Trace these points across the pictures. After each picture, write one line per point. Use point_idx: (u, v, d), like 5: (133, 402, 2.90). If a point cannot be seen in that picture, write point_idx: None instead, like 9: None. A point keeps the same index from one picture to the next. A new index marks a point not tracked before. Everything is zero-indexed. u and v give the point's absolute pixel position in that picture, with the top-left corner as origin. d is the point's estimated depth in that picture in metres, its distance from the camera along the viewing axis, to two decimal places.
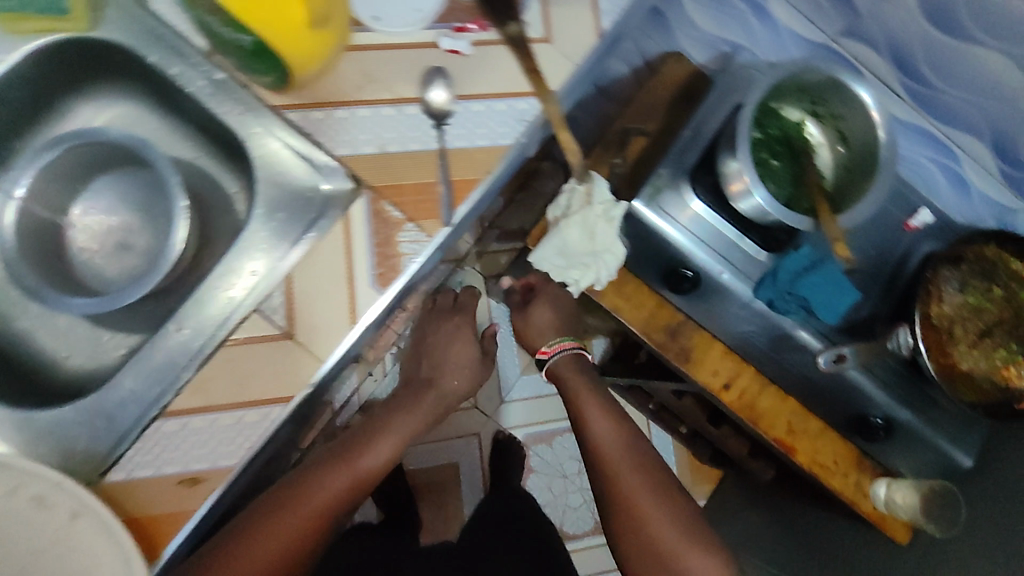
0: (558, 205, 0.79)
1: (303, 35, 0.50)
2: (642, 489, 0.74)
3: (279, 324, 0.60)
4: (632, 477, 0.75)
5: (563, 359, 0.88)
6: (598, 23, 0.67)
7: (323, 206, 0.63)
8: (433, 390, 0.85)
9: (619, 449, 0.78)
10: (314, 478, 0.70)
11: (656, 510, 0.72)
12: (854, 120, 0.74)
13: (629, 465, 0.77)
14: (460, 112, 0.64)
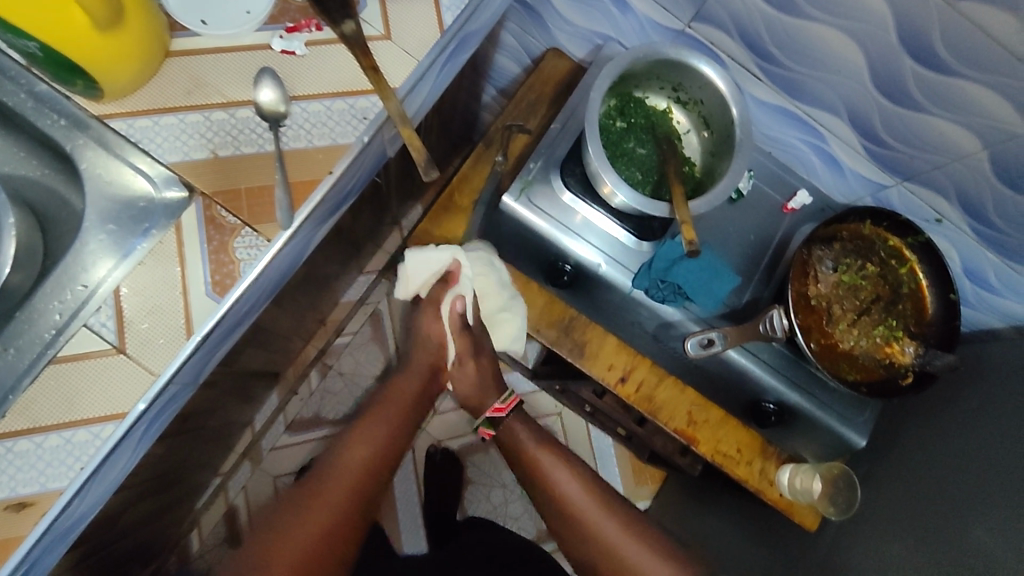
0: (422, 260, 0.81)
1: (70, 31, 0.51)
2: (574, 479, 0.79)
3: (109, 337, 0.57)
4: (614, 528, 0.75)
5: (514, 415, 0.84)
6: (440, 18, 0.67)
7: (155, 212, 0.61)
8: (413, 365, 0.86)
9: (542, 450, 0.81)
10: (297, 522, 0.68)
11: (564, 481, 0.78)
12: (711, 104, 0.74)
13: (547, 455, 0.81)
14: (297, 112, 0.63)
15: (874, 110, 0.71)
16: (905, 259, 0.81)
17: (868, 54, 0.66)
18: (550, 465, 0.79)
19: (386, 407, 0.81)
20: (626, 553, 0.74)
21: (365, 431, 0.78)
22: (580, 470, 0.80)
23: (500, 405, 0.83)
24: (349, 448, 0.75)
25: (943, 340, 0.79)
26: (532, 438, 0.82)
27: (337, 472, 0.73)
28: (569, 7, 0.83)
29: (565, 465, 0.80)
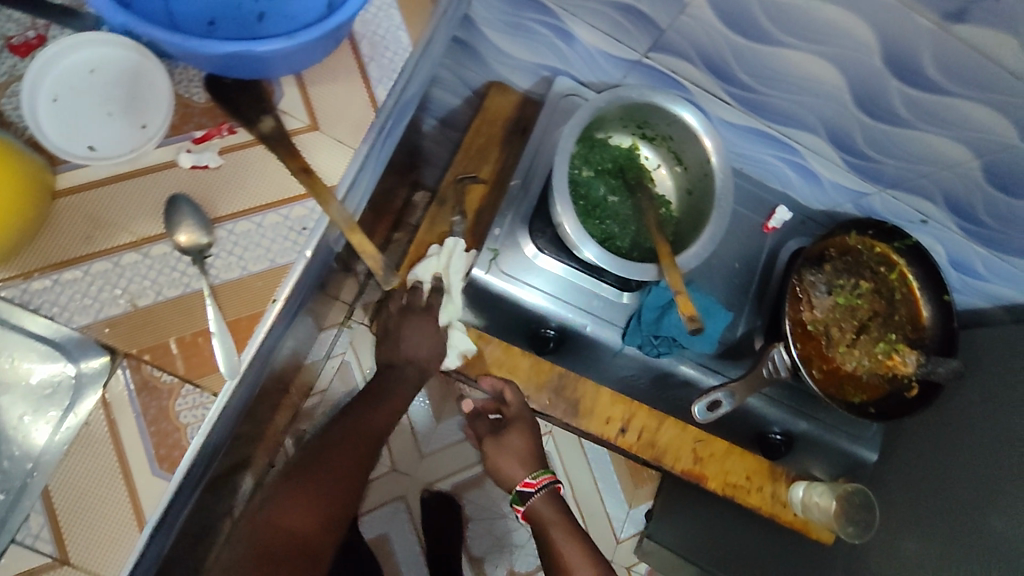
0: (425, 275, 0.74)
1: None
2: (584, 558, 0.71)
3: (46, 549, 0.48)
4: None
5: (542, 496, 0.76)
6: (372, 93, 0.59)
7: (73, 390, 0.50)
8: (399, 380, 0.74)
9: (557, 519, 0.75)
10: (290, 506, 0.58)
11: (577, 555, 0.71)
12: (682, 140, 0.68)
13: (561, 526, 0.74)
14: (223, 236, 0.53)
15: (856, 127, 0.66)
16: (894, 265, 0.78)
17: (848, 75, 0.60)
18: (565, 542, 0.73)
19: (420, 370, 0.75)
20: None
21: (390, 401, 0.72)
22: (600, 564, 0.71)
23: (530, 481, 0.77)
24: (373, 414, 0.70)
25: (943, 345, 0.76)
26: (554, 515, 0.76)
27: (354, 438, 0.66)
28: (508, 41, 0.75)
29: (586, 559, 0.72)
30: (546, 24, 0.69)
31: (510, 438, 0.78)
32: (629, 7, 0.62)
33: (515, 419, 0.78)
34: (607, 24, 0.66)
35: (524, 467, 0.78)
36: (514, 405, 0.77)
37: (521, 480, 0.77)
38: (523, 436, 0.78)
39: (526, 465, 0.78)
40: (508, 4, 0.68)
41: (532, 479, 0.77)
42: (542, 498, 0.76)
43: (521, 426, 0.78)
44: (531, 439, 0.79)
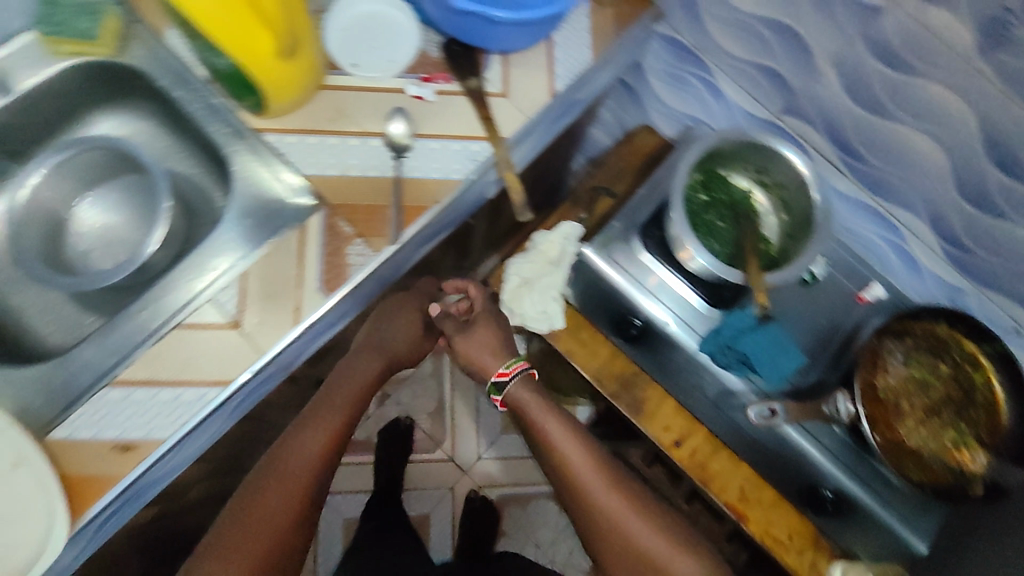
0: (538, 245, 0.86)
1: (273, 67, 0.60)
2: (578, 445, 0.76)
3: (228, 313, 0.63)
4: (612, 494, 0.73)
5: (520, 382, 0.79)
6: (552, 84, 0.76)
7: (286, 218, 0.68)
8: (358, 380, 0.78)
9: (540, 403, 0.78)
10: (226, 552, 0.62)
11: (571, 443, 0.75)
12: (792, 188, 0.79)
13: (547, 410, 0.78)
14: (417, 147, 0.71)
15: (956, 212, 0.74)
16: (980, 366, 0.79)
17: (951, 156, 0.69)
18: (560, 439, 0.75)
19: (374, 358, 0.80)
20: (614, 508, 0.72)
21: (334, 410, 0.73)
22: (590, 445, 0.76)
23: (504, 370, 0.79)
24: (338, 394, 0.75)
25: (1018, 455, 0.75)
26: (539, 406, 0.78)
27: (282, 477, 0.66)
28: (666, 89, 0.91)
29: (571, 435, 0.76)
30: (700, 77, 0.85)
31: (477, 333, 0.82)
32: (771, 69, 0.76)
33: (479, 313, 0.83)
34: (749, 82, 0.80)
35: (497, 357, 0.80)
36: (478, 300, 0.84)
37: (497, 370, 0.79)
38: (488, 329, 0.82)
39: (498, 354, 0.81)
40: (673, 55, 0.86)
41: (504, 367, 0.79)
42: (517, 382, 0.78)
43: (486, 319, 0.83)
44: (497, 330, 0.82)
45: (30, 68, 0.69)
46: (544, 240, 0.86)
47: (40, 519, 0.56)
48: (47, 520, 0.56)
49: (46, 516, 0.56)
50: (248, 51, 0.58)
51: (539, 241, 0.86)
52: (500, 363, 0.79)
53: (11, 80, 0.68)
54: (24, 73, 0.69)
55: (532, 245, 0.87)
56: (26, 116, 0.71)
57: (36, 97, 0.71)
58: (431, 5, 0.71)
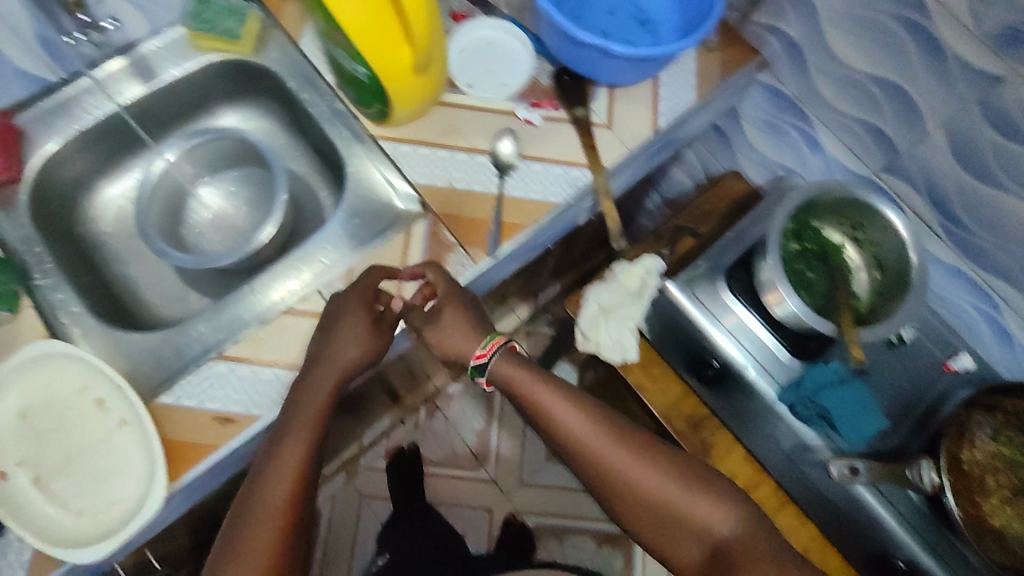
0: (619, 275, 0.86)
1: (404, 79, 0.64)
2: (581, 414, 0.66)
3: None
4: (617, 450, 0.64)
5: (502, 358, 0.68)
6: (656, 120, 0.78)
7: (392, 221, 0.72)
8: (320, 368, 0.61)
9: (526, 373, 0.67)
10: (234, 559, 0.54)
11: (574, 414, 0.65)
12: (888, 247, 0.78)
13: (539, 383, 0.67)
14: (522, 168, 0.74)
15: None
16: None
17: None
18: (563, 412, 0.65)
19: (322, 382, 0.60)
20: (625, 465, 0.64)
21: (292, 431, 0.59)
22: (587, 407, 0.66)
23: (481, 351, 0.67)
24: (304, 386, 0.60)
25: None
26: (530, 378, 0.67)
27: (256, 522, 0.56)
28: (760, 137, 0.93)
29: (568, 398, 0.66)
30: (798, 129, 0.86)
31: (444, 320, 0.66)
32: (876, 127, 0.77)
33: (446, 296, 0.66)
34: (851, 138, 0.81)
35: (472, 339, 0.67)
36: (439, 282, 0.66)
37: (472, 354, 0.67)
38: (457, 313, 0.66)
39: (473, 334, 0.67)
40: (773, 104, 0.87)
41: (480, 348, 0.67)
42: (498, 361, 0.67)
43: (454, 301, 0.66)
44: (467, 308, 0.67)
45: (174, 59, 0.75)
46: (627, 271, 0.86)
47: (139, 482, 0.58)
48: (144, 484, 0.57)
49: (145, 480, 0.58)
50: (388, 64, 0.62)
51: (620, 271, 0.86)
52: (472, 346, 0.67)
53: (158, 70, 0.74)
54: (169, 65, 0.74)
55: (612, 274, 0.87)
56: (165, 103, 0.77)
57: (177, 87, 0.76)
58: (549, 36, 0.74)
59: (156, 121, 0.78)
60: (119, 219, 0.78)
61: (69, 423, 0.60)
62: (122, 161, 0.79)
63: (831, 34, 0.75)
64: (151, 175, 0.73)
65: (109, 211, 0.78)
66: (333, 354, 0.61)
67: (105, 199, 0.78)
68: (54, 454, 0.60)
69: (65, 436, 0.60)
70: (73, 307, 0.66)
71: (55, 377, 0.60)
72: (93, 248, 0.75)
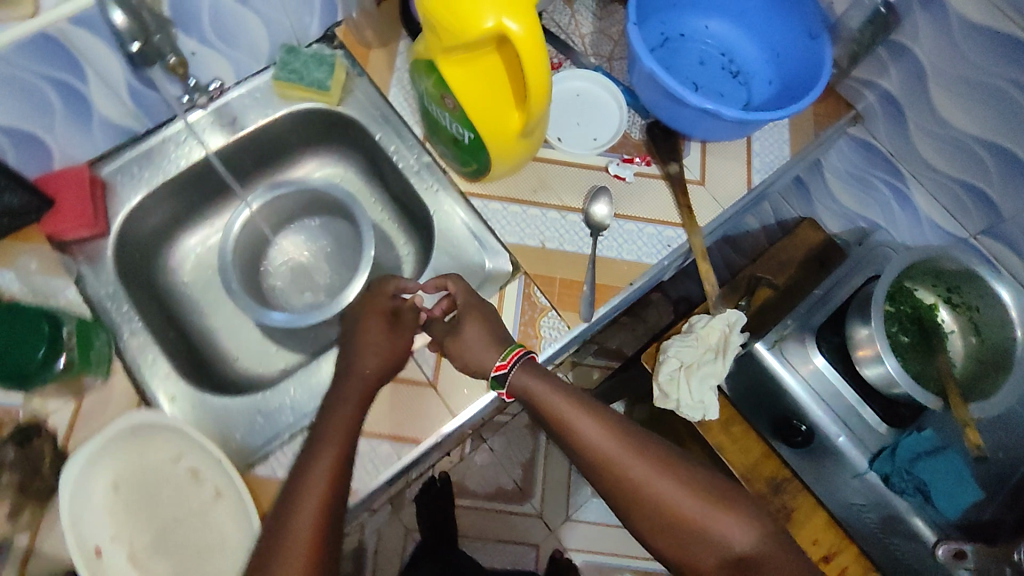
0: (699, 328, 0.82)
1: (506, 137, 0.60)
2: (596, 420, 0.59)
3: (426, 372, 0.65)
4: (639, 460, 0.58)
5: (522, 369, 0.60)
6: (750, 177, 0.76)
7: (483, 280, 0.70)
8: (352, 378, 0.59)
9: (539, 378, 0.60)
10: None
11: (589, 422, 0.59)
12: (990, 314, 0.75)
13: (551, 387, 0.60)
14: (615, 228, 0.72)
15: None
16: None
17: None
18: (577, 422, 0.59)
19: (350, 394, 0.58)
20: (645, 476, 0.57)
21: (323, 451, 0.54)
22: (603, 411, 0.60)
23: (499, 362, 0.60)
24: (342, 393, 0.58)
25: None
26: (541, 384, 0.60)
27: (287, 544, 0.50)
28: (844, 189, 0.90)
29: (580, 404, 0.60)
30: (888, 183, 0.84)
31: (466, 331, 0.63)
32: (980, 190, 0.75)
33: (466, 305, 0.64)
34: (948, 197, 0.79)
35: (491, 348, 0.62)
36: (458, 291, 0.65)
37: (490, 365, 0.61)
38: (478, 321, 0.63)
39: (491, 345, 0.62)
40: (862, 157, 0.85)
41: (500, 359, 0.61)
42: (519, 374, 0.60)
43: (475, 310, 0.63)
44: (488, 319, 0.63)
45: (261, 109, 0.73)
46: (706, 324, 0.82)
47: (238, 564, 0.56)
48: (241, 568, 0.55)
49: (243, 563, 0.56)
50: (494, 123, 0.59)
51: (698, 324, 0.83)
52: (492, 356, 0.61)
53: (243, 120, 0.72)
54: (255, 115, 0.73)
55: (689, 327, 0.84)
56: (247, 152, 0.75)
57: (261, 136, 0.74)
58: (645, 91, 0.72)
59: (242, 169, 0.76)
60: (199, 268, 0.77)
61: (164, 493, 0.59)
62: (203, 210, 0.77)
63: (936, 93, 0.72)
64: (234, 229, 0.71)
65: (189, 259, 0.76)
66: (356, 364, 0.60)
67: (186, 247, 0.76)
68: (151, 526, 0.58)
69: (162, 507, 0.59)
70: (164, 370, 0.64)
71: (148, 447, 0.59)
72: (172, 299, 0.74)
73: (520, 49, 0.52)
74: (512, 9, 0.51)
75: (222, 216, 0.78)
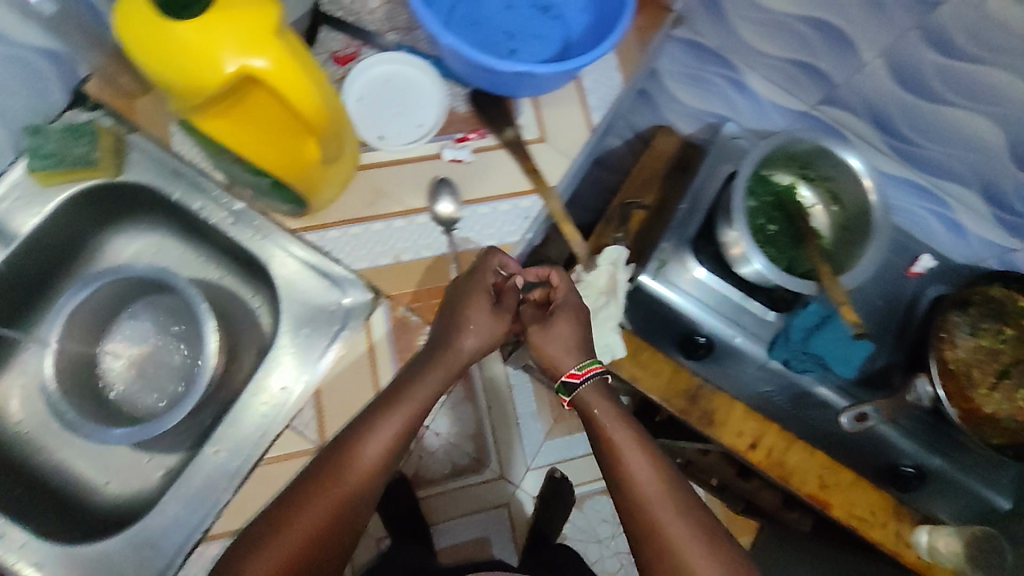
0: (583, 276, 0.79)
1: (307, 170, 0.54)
2: (644, 456, 0.62)
3: (312, 438, 0.61)
4: (677, 519, 0.59)
5: (592, 387, 0.65)
6: (588, 118, 0.72)
7: (344, 317, 0.66)
8: (445, 360, 0.61)
9: (609, 409, 0.65)
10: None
11: (636, 457, 0.62)
12: (843, 182, 0.77)
13: (619, 419, 0.64)
14: (467, 216, 0.67)
15: (1012, 182, 0.72)
16: None
17: (1008, 132, 0.67)
18: (630, 456, 0.62)
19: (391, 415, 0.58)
20: (668, 524, 0.59)
21: (334, 484, 0.56)
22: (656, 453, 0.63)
23: (575, 371, 0.65)
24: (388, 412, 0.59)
25: None
26: (609, 410, 0.65)
27: (319, 491, 0.55)
28: (684, 90, 0.88)
29: (638, 444, 0.63)
30: (724, 77, 0.83)
31: (556, 326, 0.67)
32: (809, 66, 0.74)
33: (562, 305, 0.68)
34: (781, 77, 0.78)
35: (572, 355, 0.66)
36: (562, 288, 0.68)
37: (566, 369, 0.66)
38: (570, 323, 0.67)
39: (576, 351, 0.67)
40: (693, 56, 0.82)
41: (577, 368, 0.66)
42: (592, 386, 0.65)
43: (569, 312, 0.67)
44: (578, 327, 0.68)
45: (28, 205, 0.62)
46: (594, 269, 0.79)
47: None
48: None
49: None
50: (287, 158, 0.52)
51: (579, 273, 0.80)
52: (570, 362, 0.66)
53: (9, 224, 0.62)
54: (23, 214, 0.62)
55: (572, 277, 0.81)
56: (31, 265, 0.66)
57: (37, 242, 0.64)
58: (455, 62, 0.65)
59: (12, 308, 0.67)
60: (31, 404, 0.68)
61: None
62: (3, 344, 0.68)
63: None
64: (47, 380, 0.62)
65: (12, 402, 0.68)
66: (454, 339, 0.61)
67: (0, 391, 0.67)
68: None
69: None
70: (18, 540, 0.59)
71: None
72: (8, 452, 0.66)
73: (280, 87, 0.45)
74: (252, 42, 0.43)
75: (31, 359, 0.69)
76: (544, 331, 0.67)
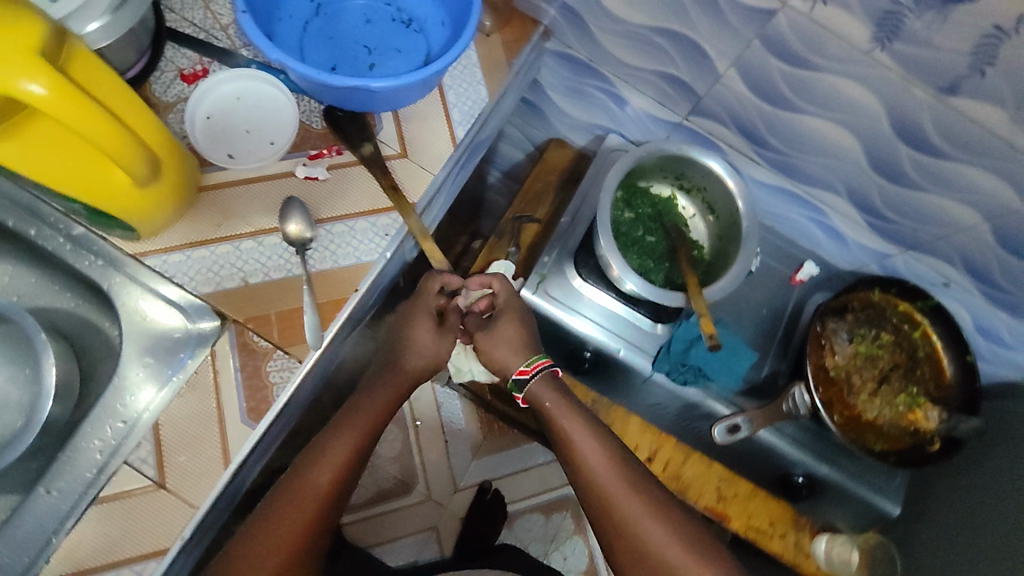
0: None
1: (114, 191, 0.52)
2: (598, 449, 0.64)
3: (150, 474, 0.58)
4: (638, 511, 0.61)
5: (541, 380, 0.68)
6: (453, 133, 0.71)
7: (191, 341, 0.63)
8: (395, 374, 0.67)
9: (562, 406, 0.66)
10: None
11: (596, 456, 0.63)
12: (714, 191, 0.77)
13: (571, 414, 0.66)
14: (321, 236, 0.65)
15: (875, 189, 0.73)
16: (917, 323, 0.81)
17: (862, 140, 0.68)
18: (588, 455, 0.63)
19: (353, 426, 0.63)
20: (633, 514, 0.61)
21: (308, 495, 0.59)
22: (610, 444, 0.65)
23: (523, 368, 0.68)
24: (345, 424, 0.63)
25: (965, 404, 0.79)
26: (560, 403, 0.67)
27: (296, 501, 0.58)
28: (568, 102, 0.88)
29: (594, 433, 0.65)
30: (601, 89, 0.82)
31: (502, 328, 0.70)
32: (674, 77, 0.74)
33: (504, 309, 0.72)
34: (652, 89, 0.78)
35: (519, 355, 0.69)
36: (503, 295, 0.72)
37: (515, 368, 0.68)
38: (514, 324, 0.71)
39: (522, 351, 0.70)
40: (568, 69, 0.82)
41: (524, 365, 0.68)
42: (540, 380, 0.67)
43: (512, 314, 0.71)
44: (523, 327, 0.71)
45: None
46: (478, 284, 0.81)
47: None
48: None
49: None
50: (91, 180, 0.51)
51: None
52: (518, 360, 0.69)
53: None
54: None
55: None
56: None
57: None
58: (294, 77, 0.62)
59: None
60: None
61: None
62: None
63: None
64: None
65: None
66: (405, 357, 0.68)
67: None
68: None
69: None
70: None
71: None
72: None
73: (47, 104, 0.43)
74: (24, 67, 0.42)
75: None
76: (489, 335, 0.70)
